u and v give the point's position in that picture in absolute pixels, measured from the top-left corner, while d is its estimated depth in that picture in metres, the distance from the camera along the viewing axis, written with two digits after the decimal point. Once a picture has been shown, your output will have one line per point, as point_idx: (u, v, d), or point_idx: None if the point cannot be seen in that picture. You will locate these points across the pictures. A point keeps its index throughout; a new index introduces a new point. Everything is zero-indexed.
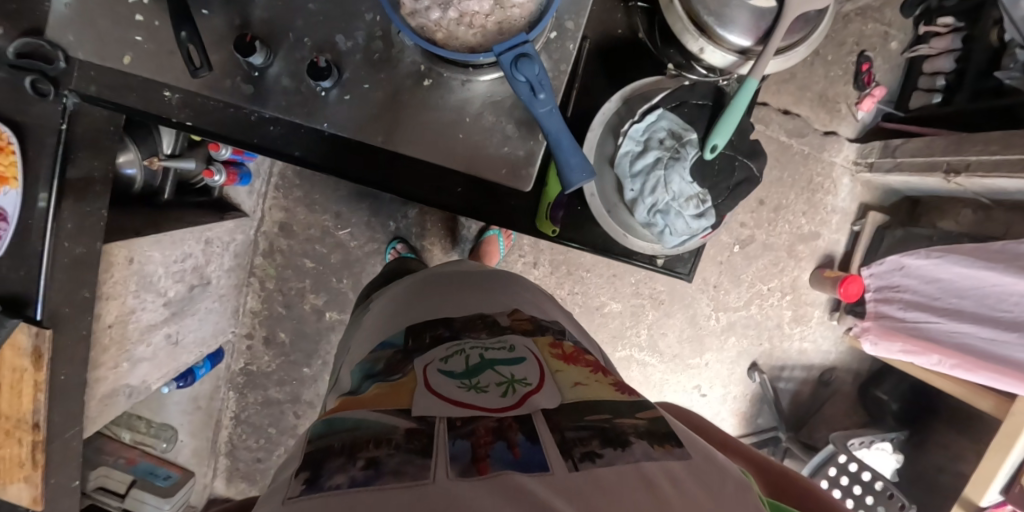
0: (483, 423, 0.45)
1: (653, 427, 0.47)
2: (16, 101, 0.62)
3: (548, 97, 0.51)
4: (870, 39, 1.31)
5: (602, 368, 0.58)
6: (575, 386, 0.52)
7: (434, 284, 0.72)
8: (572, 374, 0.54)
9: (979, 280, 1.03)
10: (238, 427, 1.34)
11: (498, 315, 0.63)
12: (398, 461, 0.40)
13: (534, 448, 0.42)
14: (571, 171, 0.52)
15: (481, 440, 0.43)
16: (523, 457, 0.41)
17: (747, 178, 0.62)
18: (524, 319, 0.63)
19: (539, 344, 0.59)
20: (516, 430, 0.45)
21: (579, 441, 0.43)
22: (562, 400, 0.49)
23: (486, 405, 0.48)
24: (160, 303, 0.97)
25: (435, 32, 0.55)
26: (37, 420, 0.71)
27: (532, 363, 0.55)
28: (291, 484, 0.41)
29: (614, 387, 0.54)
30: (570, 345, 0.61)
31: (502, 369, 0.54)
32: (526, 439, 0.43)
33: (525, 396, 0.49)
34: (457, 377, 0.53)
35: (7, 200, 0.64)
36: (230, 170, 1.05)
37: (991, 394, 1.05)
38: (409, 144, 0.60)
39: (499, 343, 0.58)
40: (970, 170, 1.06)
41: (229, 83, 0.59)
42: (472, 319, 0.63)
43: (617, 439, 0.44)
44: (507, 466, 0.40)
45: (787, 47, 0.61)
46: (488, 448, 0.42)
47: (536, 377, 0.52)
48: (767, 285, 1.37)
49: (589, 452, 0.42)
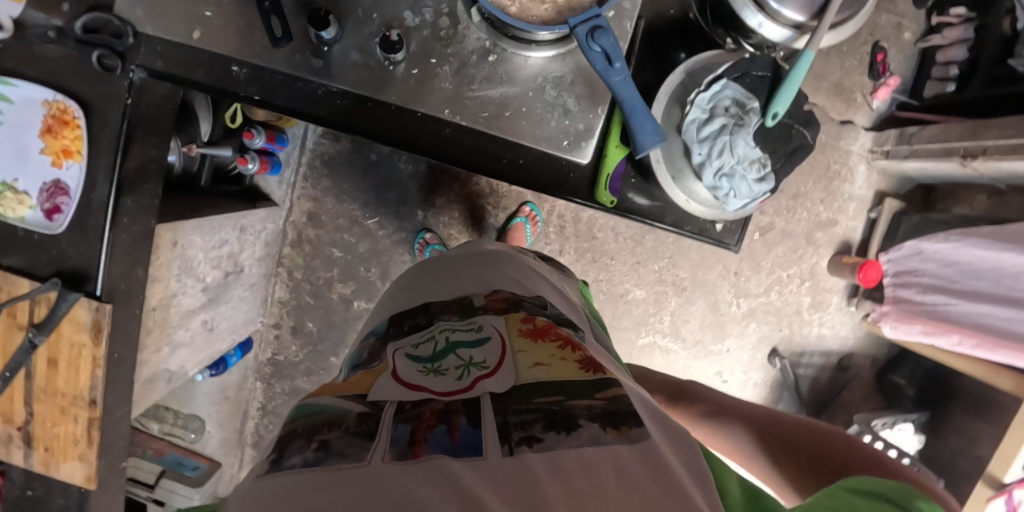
0: (431, 407, 0.45)
1: (612, 408, 0.45)
2: (82, 77, 0.63)
3: (622, 67, 0.55)
4: (883, 31, 1.32)
5: (572, 343, 0.56)
6: (534, 366, 0.51)
7: (439, 265, 0.74)
8: (534, 354, 0.53)
9: (997, 262, 1.05)
10: (265, 417, 1.35)
11: (475, 296, 0.64)
12: (344, 443, 0.40)
13: (474, 432, 0.41)
14: (644, 134, 0.59)
15: (424, 423, 0.42)
16: (460, 440, 0.40)
17: (802, 146, 0.68)
18: (500, 299, 0.63)
19: (510, 321, 0.58)
20: (461, 413, 0.44)
21: (521, 426, 0.42)
22: (516, 382, 0.48)
23: (439, 389, 0.48)
24: (199, 289, 0.98)
25: (509, 5, 0.58)
26: (94, 396, 0.71)
27: (496, 343, 0.55)
28: (260, 464, 0.41)
29: (579, 365, 0.52)
30: (544, 319, 0.60)
31: (463, 352, 0.53)
32: (468, 423, 0.43)
33: (478, 379, 0.48)
34: (420, 361, 0.53)
35: (70, 174, 0.64)
36: (263, 158, 1.06)
37: (1010, 374, 1.06)
38: (475, 117, 0.62)
39: (469, 325, 0.59)
40: (987, 154, 1.08)
41: (299, 57, 0.61)
42: (451, 303, 0.64)
43: (564, 422, 0.43)
44: (440, 450, 0.39)
45: (839, 22, 0.64)
46: (427, 432, 0.41)
47: (494, 360, 0.52)
48: (786, 272, 1.39)
49: (528, 437, 0.41)
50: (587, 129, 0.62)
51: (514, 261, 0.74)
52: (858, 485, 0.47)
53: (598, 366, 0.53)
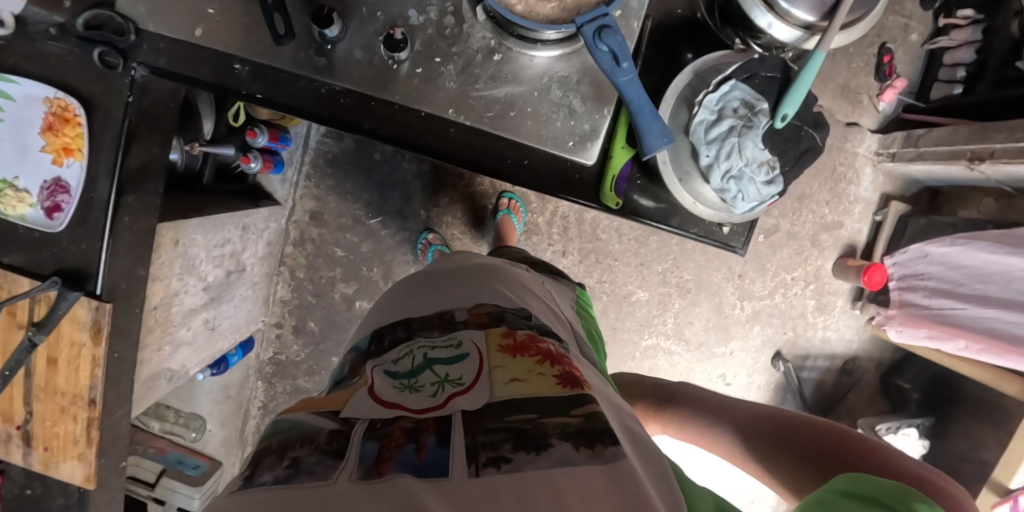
0: (401, 425, 0.45)
1: (587, 426, 0.45)
2: (82, 74, 0.62)
3: (630, 67, 0.54)
4: (892, 31, 1.32)
5: (552, 358, 0.54)
6: (510, 382, 0.50)
7: (428, 278, 0.72)
8: (510, 369, 0.52)
9: (1005, 265, 1.04)
10: (266, 416, 1.34)
11: (456, 311, 0.62)
12: (314, 461, 0.40)
13: (442, 451, 0.42)
14: (651, 135, 0.57)
15: (392, 442, 0.42)
16: (426, 460, 0.41)
17: (811, 147, 0.68)
18: (482, 312, 0.61)
19: (490, 335, 0.57)
20: (430, 431, 0.44)
21: (489, 445, 0.42)
22: (489, 399, 0.48)
23: (413, 407, 0.47)
24: (201, 288, 0.97)
25: (515, 4, 0.57)
26: (94, 396, 0.70)
27: (473, 359, 0.53)
28: (233, 482, 0.42)
29: (557, 382, 0.51)
30: (525, 332, 0.58)
31: (439, 368, 0.53)
32: (436, 441, 0.43)
33: (452, 396, 0.48)
34: (397, 378, 0.52)
35: (71, 172, 0.64)
36: (266, 157, 1.06)
37: (1016, 378, 1.06)
38: (478, 116, 0.61)
39: (448, 341, 0.57)
40: (994, 157, 1.07)
41: (301, 55, 0.60)
42: (431, 317, 0.62)
43: (534, 442, 0.43)
44: (405, 469, 0.40)
45: (851, 22, 0.63)
46: (395, 450, 0.41)
47: (471, 376, 0.51)
48: (790, 274, 1.38)
49: (495, 458, 0.41)
50: (591, 130, 0.62)
51: (503, 272, 0.71)
52: (853, 487, 0.49)
53: (576, 381, 0.52)
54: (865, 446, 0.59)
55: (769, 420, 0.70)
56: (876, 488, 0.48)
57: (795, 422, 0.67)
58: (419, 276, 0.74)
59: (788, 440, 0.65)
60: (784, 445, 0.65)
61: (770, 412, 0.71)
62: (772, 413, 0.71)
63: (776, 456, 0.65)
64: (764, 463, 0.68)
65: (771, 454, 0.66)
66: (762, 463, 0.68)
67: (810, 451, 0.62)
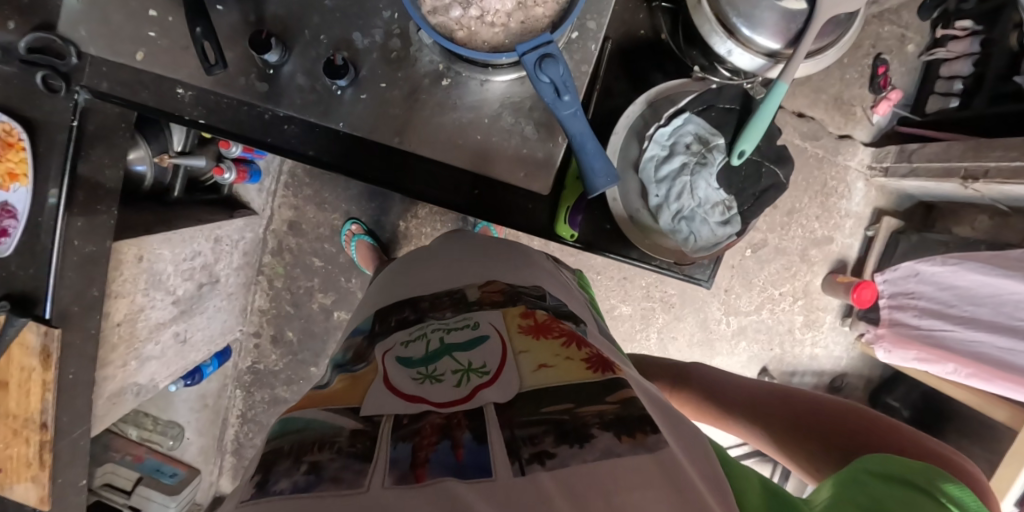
0: (431, 420, 0.43)
1: (624, 413, 0.42)
2: (27, 99, 0.67)
3: (572, 98, 0.55)
4: (887, 42, 1.21)
5: (576, 339, 0.52)
6: (537, 369, 0.48)
7: (431, 253, 0.67)
8: (538, 355, 0.50)
9: (994, 288, 1.00)
10: (245, 425, 1.31)
11: (467, 290, 0.59)
12: (338, 466, 0.38)
13: (479, 448, 0.39)
14: (595, 175, 0.59)
15: (425, 440, 0.40)
16: (465, 460, 0.38)
17: (775, 184, 0.68)
18: (496, 290, 0.59)
19: (509, 316, 0.54)
20: (463, 427, 0.42)
21: (529, 441, 0.40)
22: (520, 389, 0.46)
23: (437, 400, 0.46)
24: (170, 302, 0.94)
25: (456, 29, 0.59)
26: (45, 419, 0.72)
27: (495, 343, 0.52)
28: (244, 488, 0.39)
29: (586, 366, 0.48)
30: (544, 313, 0.55)
31: (459, 355, 0.51)
32: (473, 438, 0.40)
33: (477, 388, 0.46)
34: (413, 366, 0.50)
35: (16, 197, 0.68)
36: (240, 167, 1.03)
37: (1006, 404, 1.03)
38: (418, 142, 0.67)
39: (463, 321, 0.55)
40: (988, 176, 0.99)
41: (244, 80, 0.67)
42: (440, 296, 0.59)
43: (576, 434, 0.40)
44: (446, 472, 0.37)
45: (817, 50, 0.62)
46: (429, 452, 0.39)
47: (495, 364, 0.49)
48: (778, 290, 1.32)
49: (540, 453, 0.39)
50: (528, 153, 0.67)
51: (515, 248, 0.68)
52: (878, 468, 0.45)
53: (607, 364, 0.49)
54: (920, 445, 0.52)
55: (804, 407, 0.63)
56: (902, 467, 0.45)
57: (836, 411, 0.60)
58: (421, 252, 0.69)
59: (828, 431, 0.58)
60: (823, 437, 0.58)
61: (805, 398, 0.64)
62: (807, 400, 0.63)
63: (812, 447, 0.58)
64: (795, 452, 0.60)
65: (808, 445, 0.59)
66: (792, 452, 0.61)
67: (856, 445, 0.55)
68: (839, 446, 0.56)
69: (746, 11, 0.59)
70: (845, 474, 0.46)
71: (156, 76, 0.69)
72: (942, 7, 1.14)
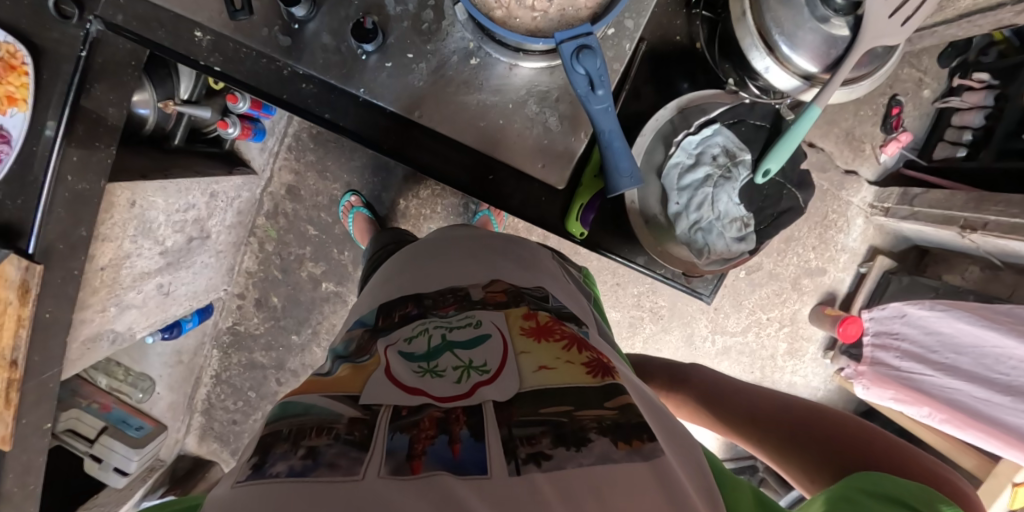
0: (430, 414, 0.42)
1: (623, 419, 0.42)
2: (38, 26, 0.66)
3: (605, 95, 0.57)
4: (903, 84, 1.14)
5: (579, 342, 0.52)
6: (537, 370, 0.47)
7: (437, 244, 0.66)
8: (539, 356, 0.49)
9: (979, 339, 1.00)
10: (218, 386, 1.29)
11: (471, 289, 0.58)
12: (335, 452, 0.37)
13: (477, 445, 0.39)
14: (619, 173, 0.61)
15: (422, 434, 0.40)
16: (461, 457, 0.38)
17: (791, 207, 0.73)
18: (500, 291, 0.58)
19: (510, 317, 0.54)
20: (462, 423, 0.41)
21: (527, 440, 0.39)
22: (519, 389, 0.45)
23: (437, 394, 0.45)
24: (156, 252, 0.91)
25: (495, 8, 0.58)
26: (15, 357, 0.70)
27: (496, 342, 0.51)
28: (240, 469, 0.38)
29: (586, 370, 0.48)
30: (546, 315, 0.55)
31: (461, 352, 0.50)
32: (470, 435, 0.40)
33: (477, 386, 0.46)
34: (415, 360, 0.49)
35: (13, 122, 0.67)
36: (245, 124, 0.97)
37: (974, 454, 1.07)
38: (438, 121, 0.67)
39: (466, 319, 0.54)
40: (987, 229, 0.97)
41: (267, 30, 0.66)
42: (444, 294, 0.58)
43: (573, 438, 0.40)
44: (441, 466, 0.37)
45: (854, 79, 0.63)
46: (426, 445, 0.39)
47: (496, 362, 0.48)
48: (767, 314, 1.30)
49: (536, 453, 0.38)
50: (548, 144, 0.67)
51: (522, 246, 0.67)
52: (870, 486, 0.46)
53: (607, 369, 0.49)
54: (911, 460, 0.52)
55: (802, 415, 0.63)
56: (893, 485, 0.46)
57: (833, 422, 0.60)
58: (428, 241, 0.68)
59: (824, 444, 0.58)
60: (818, 447, 0.58)
61: (800, 407, 0.64)
62: (808, 409, 0.63)
63: (808, 455, 0.59)
64: (790, 462, 0.61)
65: (802, 454, 0.59)
66: (787, 463, 0.61)
67: (853, 460, 0.55)
68: (836, 460, 0.56)
69: (789, 30, 0.60)
70: (835, 488, 0.47)
71: (176, 16, 0.67)
72: (963, 56, 1.10)
